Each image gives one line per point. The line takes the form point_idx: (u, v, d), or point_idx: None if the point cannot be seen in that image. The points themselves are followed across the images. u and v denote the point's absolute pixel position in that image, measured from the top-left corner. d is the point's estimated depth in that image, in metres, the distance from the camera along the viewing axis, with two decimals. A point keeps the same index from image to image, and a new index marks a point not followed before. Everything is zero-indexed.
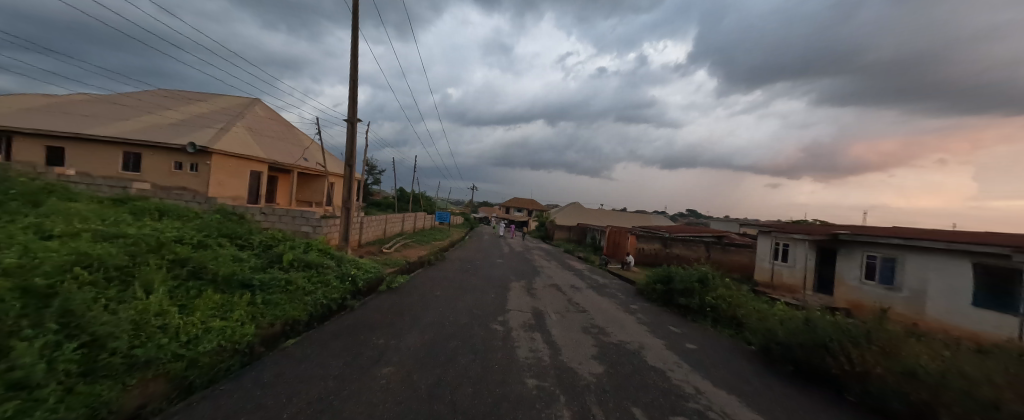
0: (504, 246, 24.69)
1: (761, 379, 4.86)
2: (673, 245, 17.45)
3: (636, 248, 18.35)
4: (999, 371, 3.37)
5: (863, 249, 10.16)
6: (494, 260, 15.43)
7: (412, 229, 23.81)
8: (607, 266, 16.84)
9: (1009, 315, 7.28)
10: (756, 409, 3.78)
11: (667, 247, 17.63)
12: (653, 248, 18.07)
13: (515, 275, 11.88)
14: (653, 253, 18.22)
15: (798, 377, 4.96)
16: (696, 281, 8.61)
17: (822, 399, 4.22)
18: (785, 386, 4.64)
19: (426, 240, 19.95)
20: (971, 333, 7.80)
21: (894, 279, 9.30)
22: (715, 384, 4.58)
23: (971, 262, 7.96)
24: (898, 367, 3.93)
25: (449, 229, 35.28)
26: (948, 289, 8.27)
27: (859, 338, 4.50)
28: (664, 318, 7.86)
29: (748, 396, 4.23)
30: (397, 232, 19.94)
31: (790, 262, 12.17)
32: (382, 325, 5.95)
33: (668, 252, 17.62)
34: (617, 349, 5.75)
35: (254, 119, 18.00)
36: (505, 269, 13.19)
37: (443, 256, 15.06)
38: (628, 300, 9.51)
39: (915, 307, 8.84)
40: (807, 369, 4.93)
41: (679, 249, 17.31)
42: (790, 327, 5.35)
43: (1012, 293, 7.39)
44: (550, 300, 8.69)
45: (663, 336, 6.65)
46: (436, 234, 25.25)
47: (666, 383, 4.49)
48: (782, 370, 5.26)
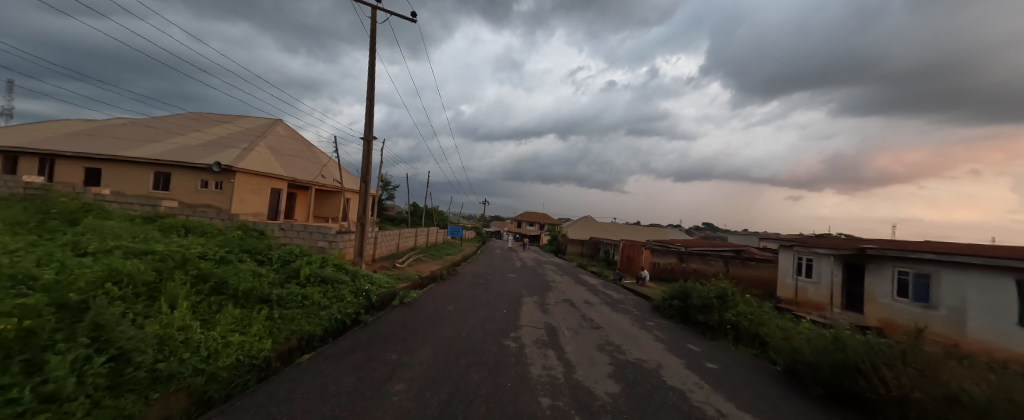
0: (517, 261, 24.57)
1: (791, 403, 4.60)
2: (689, 260, 17.03)
3: (651, 262, 18.02)
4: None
5: (894, 265, 9.67)
6: (507, 275, 15.31)
7: (425, 243, 23.99)
8: (622, 281, 16.48)
9: None
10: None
11: (683, 262, 17.21)
12: (668, 263, 17.69)
13: (527, 289, 11.76)
14: (668, 267, 17.82)
15: (831, 401, 4.68)
16: (715, 298, 8.32)
17: None
18: (814, 409, 4.40)
19: (439, 254, 20.02)
20: (1019, 355, 7.25)
21: (930, 296, 8.80)
22: (740, 406, 4.37)
23: (1014, 279, 7.48)
24: (939, 392, 3.68)
25: (461, 243, 35.52)
26: (990, 307, 7.76)
27: (894, 360, 4.22)
28: (682, 336, 7.59)
29: None
30: (411, 247, 20.11)
31: (815, 278, 11.69)
32: (394, 341, 5.93)
33: (684, 266, 17.22)
34: (634, 368, 5.57)
35: (276, 139, 18.72)
36: (518, 283, 13.07)
37: (455, 271, 15.04)
38: (644, 316, 9.27)
39: (954, 327, 8.31)
40: (840, 393, 4.65)
41: (696, 264, 16.86)
42: (818, 346, 5.10)
43: None
44: (563, 316, 8.53)
45: (682, 355, 6.42)
46: (450, 249, 25.27)
47: (686, 404, 4.31)
48: (811, 393, 4.99)
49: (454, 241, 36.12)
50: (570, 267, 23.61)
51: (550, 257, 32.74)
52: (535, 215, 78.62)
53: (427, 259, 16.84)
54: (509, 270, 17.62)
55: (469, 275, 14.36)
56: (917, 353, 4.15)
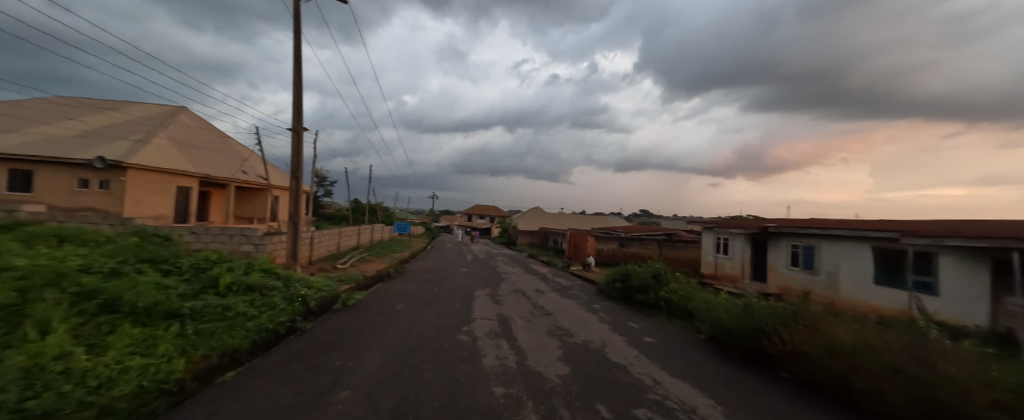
0: (468, 253, 24.42)
1: (712, 365, 5.26)
2: (629, 245, 18.31)
3: (596, 249, 19.07)
4: (889, 336, 3.97)
5: (788, 239, 11.37)
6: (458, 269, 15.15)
7: (370, 241, 22.72)
8: (570, 268, 17.24)
9: (899, 290, 8.56)
10: (713, 399, 4.06)
11: (623, 246, 18.50)
12: (611, 248, 18.86)
13: (479, 282, 11.75)
14: (611, 252, 19.01)
15: (744, 360, 5.42)
16: (651, 277, 9.09)
17: (762, 379, 4.70)
18: (731, 368, 5.09)
19: (384, 252, 19.10)
20: (874, 307, 9.04)
21: (814, 264, 10.54)
22: (673, 374, 4.87)
23: (870, 246, 9.23)
24: (820, 343, 4.47)
25: (408, 239, 34.27)
26: (855, 270, 9.53)
27: (788, 320, 5.03)
28: (625, 315, 8.19)
29: (700, 382, 4.56)
30: (353, 246, 18.92)
31: (730, 255, 13.35)
32: (337, 346, 5.59)
33: (624, 250, 18.52)
34: (581, 349, 5.89)
35: (179, 129, 16.25)
36: (470, 277, 13.00)
37: (404, 268, 14.49)
38: (590, 300, 9.80)
39: (831, 288, 10.08)
40: (750, 353, 5.43)
41: (635, 248, 18.18)
42: (733, 314, 5.87)
43: (901, 271, 8.67)
44: (515, 306, 8.69)
45: (623, 332, 6.96)
46: (397, 246, 24.30)
47: (627, 377, 4.71)
48: (729, 354, 5.76)
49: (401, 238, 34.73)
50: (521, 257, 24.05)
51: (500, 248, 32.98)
52: (483, 207, 78.41)
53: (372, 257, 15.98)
54: (460, 264, 17.44)
55: (418, 272, 13.94)
56: (806, 311, 4.98)
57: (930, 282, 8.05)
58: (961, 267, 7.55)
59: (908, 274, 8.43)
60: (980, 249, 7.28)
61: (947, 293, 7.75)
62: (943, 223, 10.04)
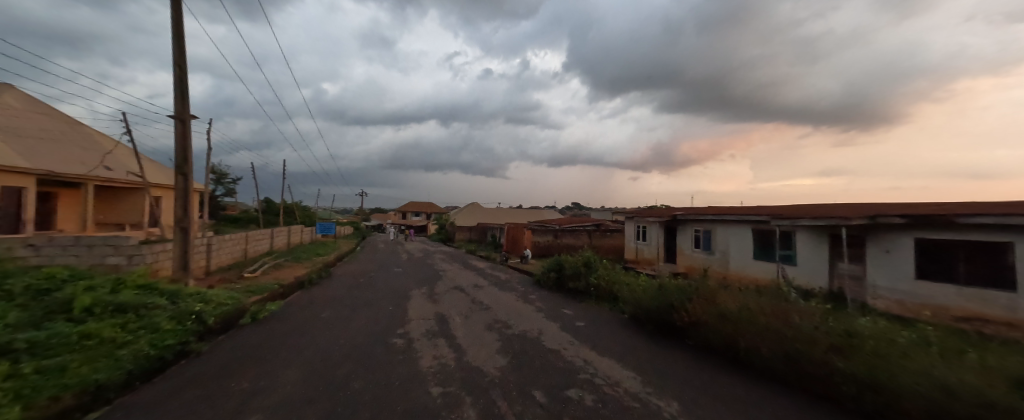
0: (401, 253, 23.20)
1: (634, 341, 5.82)
2: (563, 236, 18.95)
3: (533, 241, 19.22)
4: (764, 301, 4.78)
5: (692, 225, 13.01)
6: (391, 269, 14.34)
7: (286, 244, 20.29)
8: (509, 262, 17.46)
9: (770, 263, 10.41)
10: (634, 371, 4.49)
11: (557, 238, 18.89)
12: (546, 240, 19.10)
13: (414, 282, 11.27)
14: (546, 244, 19.26)
15: (660, 335, 6.08)
16: (583, 265, 9.66)
17: (673, 348, 5.38)
18: (648, 342, 5.73)
19: (304, 256, 17.24)
20: (752, 278, 10.86)
21: (711, 246, 12.24)
22: (602, 353, 5.26)
23: (749, 228, 11.03)
24: (714, 311, 5.25)
25: (333, 240, 31.53)
26: (740, 248, 11.30)
27: (692, 294, 5.79)
28: (559, 303, 8.59)
29: (622, 357, 5.05)
30: (266, 251, 16.74)
31: (647, 241, 14.81)
32: (245, 365, 4.90)
33: (558, 241, 19.24)
34: (518, 340, 6.02)
35: (4, 113, 12.60)
36: (404, 276, 12.40)
37: (330, 273, 13.24)
38: (527, 291, 10.05)
39: (723, 265, 11.82)
40: (663, 326, 6.15)
41: (568, 239, 19.11)
42: (650, 293, 6.56)
43: (771, 247, 10.53)
44: (453, 302, 8.53)
45: (557, 319, 7.30)
46: (320, 248, 22.16)
47: (561, 360, 4.97)
48: (647, 329, 6.45)
49: (326, 239, 31.82)
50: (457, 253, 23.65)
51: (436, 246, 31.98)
52: (415, 204, 75.36)
53: (290, 263, 14.26)
54: (394, 264, 16.56)
55: (346, 275, 12.88)
56: (705, 286, 5.74)
57: (791, 255, 9.93)
58: (812, 241, 9.44)
59: (776, 249, 10.27)
60: (823, 227, 9.19)
61: (802, 263, 9.63)
62: (806, 207, 12.32)
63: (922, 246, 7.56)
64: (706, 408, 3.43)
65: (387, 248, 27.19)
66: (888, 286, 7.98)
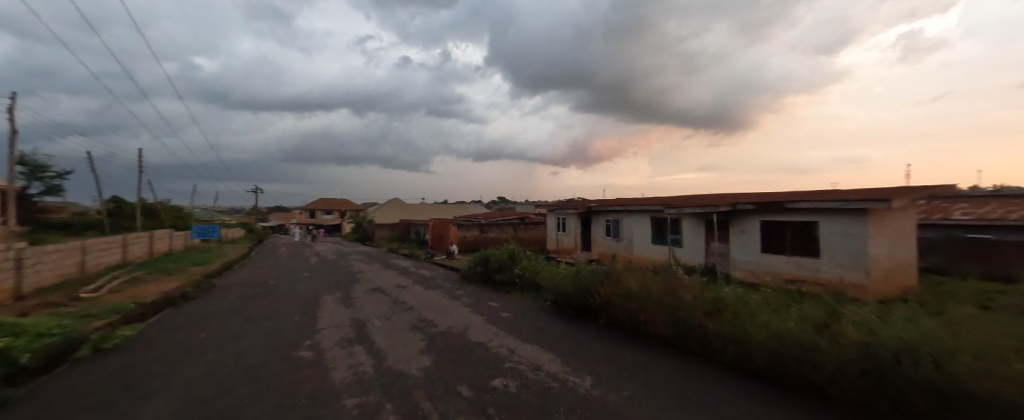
0: (308, 256, 20.69)
1: (554, 325, 6.11)
2: (489, 230, 19.01)
3: (458, 237, 18.83)
4: (660, 277, 5.40)
5: (603, 215, 14.14)
6: (296, 275, 12.70)
7: (150, 253, 16.55)
8: (434, 258, 16.79)
9: (662, 247, 11.94)
10: (555, 353, 4.71)
11: (484, 232, 18.97)
12: (473, 235, 18.94)
13: (325, 287, 10.13)
14: (472, 239, 19.15)
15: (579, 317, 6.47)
16: (507, 257, 9.77)
17: (591, 329, 5.77)
18: (568, 325, 6.04)
19: (177, 266, 14.25)
20: (649, 260, 12.33)
21: (619, 233, 13.51)
22: (526, 340, 5.39)
23: (646, 216, 12.45)
24: (622, 291, 5.75)
25: (218, 245, 26.80)
26: (641, 235, 12.69)
27: (603, 277, 6.23)
28: (485, 296, 8.56)
29: (544, 341, 5.24)
30: (120, 262, 13.39)
31: (566, 231, 15.69)
32: (82, 405, 3.77)
33: (485, 236, 19.08)
34: (444, 337, 5.82)
35: None
36: (313, 282, 11.08)
37: (216, 284, 11.11)
38: (453, 287, 9.80)
39: (627, 249, 13.17)
40: (581, 309, 6.54)
41: (493, 232, 19.21)
42: (569, 280, 6.90)
43: (662, 232, 12.05)
44: (372, 305, 7.87)
45: (483, 312, 7.26)
46: (200, 256, 18.62)
47: (487, 353, 4.93)
48: (567, 314, 6.80)
49: (208, 244, 26.90)
50: (376, 253, 21.97)
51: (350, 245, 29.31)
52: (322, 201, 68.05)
53: (157, 275, 11.55)
54: (299, 268, 14.71)
55: (236, 285, 10.99)
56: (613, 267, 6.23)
57: (679, 239, 11.50)
58: (694, 226, 11.03)
59: (668, 234, 11.79)
60: (698, 214, 10.83)
61: (685, 245, 11.23)
62: (694, 197, 14.30)
63: (763, 226, 9.48)
64: (618, 379, 3.80)
65: (290, 251, 24.01)
66: (743, 259, 9.85)
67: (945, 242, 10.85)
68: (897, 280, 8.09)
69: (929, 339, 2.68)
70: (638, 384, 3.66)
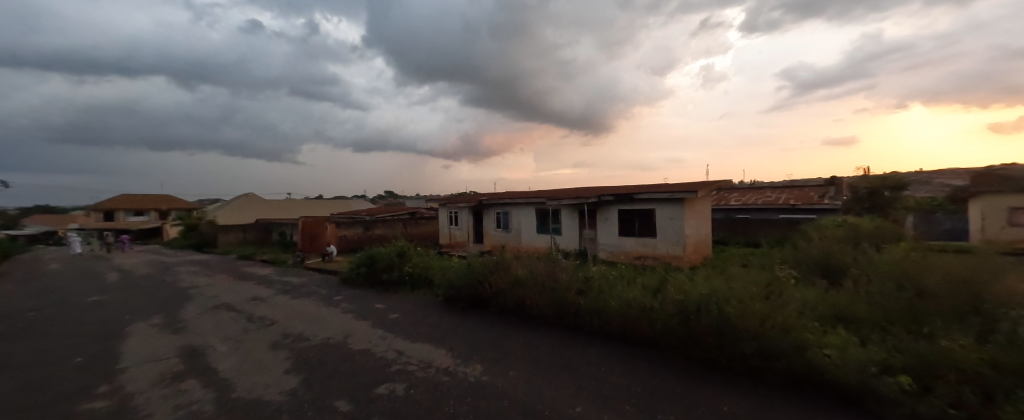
0: (109, 271, 15.47)
1: (445, 320, 5.95)
2: (374, 227, 17.43)
3: (338, 235, 16.04)
4: (543, 261, 5.72)
5: (494, 208, 14.47)
6: (92, 299, 9.43)
7: None
8: (305, 262, 14.52)
9: (545, 235, 12.90)
10: (445, 348, 4.59)
11: (369, 230, 17.27)
12: (355, 233, 16.71)
13: (143, 310, 7.79)
14: (356, 238, 16.81)
15: (469, 309, 6.41)
16: (396, 255, 9.07)
17: (482, 319, 5.79)
18: (460, 319, 5.95)
19: None
20: (534, 247, 13.20)
21: (508, 225, 14.05)
22: (415, 340, 5.11)
23: (531, 207, 13.21)
24: (510, 278, 5.88)
25: None
26: (527, 225, 13.45)
27: (492, 266, 6.23)
28: (369, 299, 7.83)
29: (434, 339, 5.05)
30: None
31: (459, 225, 15.57)
32: None
33: (371, 234, 17.41)
34: (319, 351, 5.05)
35: None
36: (123, 305, 8.40)
37: None
38: (330, 293, 8.70)
39: (516, 239, 13.82)
40: (472, 300, 6.48)
41: (380, 229, 17.74)
42: (459, 272, 6.74)
43: (545, 222, 12.98)
44: (216, 327, 6.36)
45: (366, 318, 6.62)
46: None
47: (373, 360, 4.48)
48: (458, 307, 6.66)
49: None
50: (220, 260, 17.80)
51: (178, 253, 22.96)
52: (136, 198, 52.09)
53: None
54: (97, 289, 10.97)
55: None
56: (501, 256, 6.32)
57: (559, 228, 12.56)
58: (570, 215, 12.16)
59: (550, 223, 12.76)
60: (573, 205, 12.03)
61: (564, 233, 12.37)
62: (571, 190, 15.85)
63: (621, 214, 11.14)
64: (505, 362, 3.94)
65: (78, 266, 17.63)
66: (607, 242, 11.42)
67: (729, 220, 14.42)
68: (702, 250, 10.56)
69: (719, 293, 3.57)
70: (522, 364, 3.86)
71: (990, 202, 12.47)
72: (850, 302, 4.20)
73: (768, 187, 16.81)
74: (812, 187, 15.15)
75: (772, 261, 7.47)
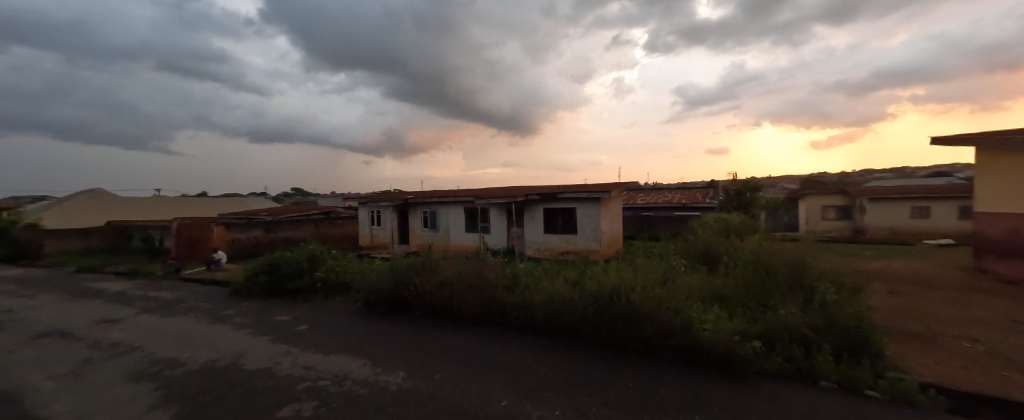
0: None
1: (364, 329, 5.59)
2: (278, 230, 15.58)
3: (230, 240, 13.96)
4: (468, 261, 5.73)
5: (420, 207, 14.06)
6: None
7: None
8: (184, 270, 12.36)
9: (472, 234, 12.93)
10: (366, 358, 4.33)
11: (272, 232, 15.39)
12: (253, 237, 14.75)
13: None
14: (254, 242, 14.85)
15: (391, 314, 6.12)
16: (305, 260, 8.24)
17: (405, 324, 5.59)
18: (381, 325, 5.64)
19: None
20: (462, 247, 13.15)
21: (436, 224, 13.75)
22: (329, 352, 4.68)
23: (460, 206, 13.12)
24: (435, 280, 5.78)
25: None
26: (455, 224, 13.32)
27: (417, 269, 6.03)
28: (270, 312, 6.99)
29: (351, 349, 4.71)
30: None
31: (382, 226, 14.73)
32: None
33: (274, 237, 15.42)
34: (201, 374, 4.15)
35: None
36: None
37: None
38: (218, 308, 7.55)
39: (444, 239, 13.59)
40: (395, 304, 6.21)
41: (285, 232, 15.92)
42: (381, 276, 6.41)
43: (475, 221, 12.98)
44: (46, 356, 4.98)
45: (267, 332, 5.87)
46: None
47: (272, 378, 3.94)
48: (379, 312, 6.30)
49: None
50: (55, 273, 13.99)
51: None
52: None
53: None
54: None
55: None
56: (425, 258, 6.14)
57: (487, 226, 12.66)
58: (499, 214, 12.36)
59: (478, 222, 12.83)
60: (502, 204, 12.26)
61: (493, 231, 12.50)
62: (495, 189, 16.10)
63: (546, 212, 11.69)
64: (430, 366, 3.88)
65: None
66: (533, 240, 11.88)
67: (635, 217, 16.07)
68: (615, 245, 11.62)
69: (627, 284, 3.99)
70: (448, 365, 3.84)
71: (812, 201, 17.28)
72: (725, 284, 5.04)
73: (669, 188, 19.10)
74: (699, 188, 17.70)
75: (668, 252, 8.54)
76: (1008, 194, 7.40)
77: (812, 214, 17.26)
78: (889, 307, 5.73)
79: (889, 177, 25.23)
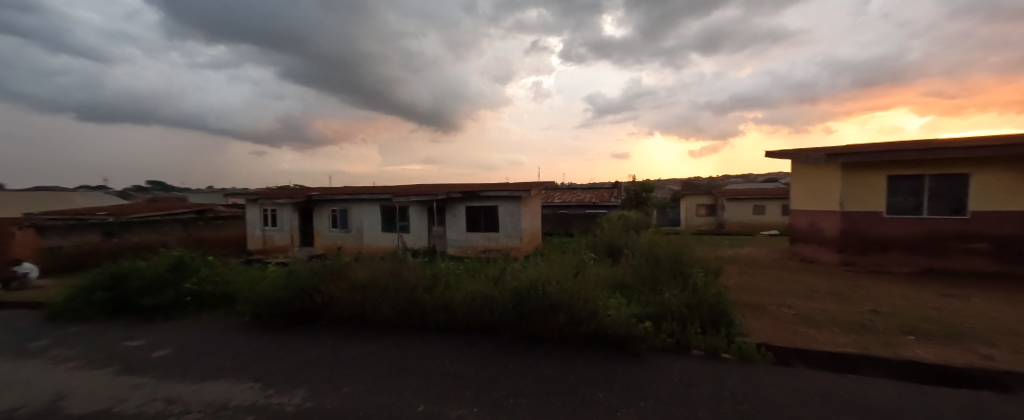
0: None
1: (255, 344, 4.75)
2: (128, 233, 12.51)
3: (49, 247, 10.63)
4: (385, 264, 5.41)
5: (328, 205, 12.92)
6: None
7: None
8: None
9: (390, 234, 12.32)
10: (254, 378, 3.64)
11: (117, 237, 12.25)
12: (87, 243, 11.54)
13: None
14: (87, 248, 11.58)
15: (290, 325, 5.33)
16: (167, 269, 6.55)
17: (307, 334, 4.94)
18: (274, 339, 4.83)
19: None
20: (378, 247, 12.44)
21: (347, 224, 12.77)
22: (200, 377, 3.73)
23: (376, 204, 12.38)
24: (345, 285, 5.30)
25: None
26: (370, 223, 12.52)
27: (323, 275, 5.39)
28: (111, 335, 5.35)
29: (233, 369, 3.89)
30: None
31: (279, 226, 13.19)
32: None
33: (118, 243, 12.24)
34: None
35: None
36: None
37: None
38: (19, 338, 5.49)
39: (357, 240, 12.69)
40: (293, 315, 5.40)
41: (138, 235, 12.85)
42: (276, 284, 5.52)
43: (392, 220, 12.37)
44: None
45: (106, 360, 4.35)
46: None
47: None
48: (272, 324, 5.41)
49: None
50: None
51: None
52: None
53: None
54: None
55: None
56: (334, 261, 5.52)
57: (406, 225, 12.19)
58: (419, 212, 12.01)
59: (397, 221, 12.26)
60: (423, 201, 11.91)
61: (413, 230, 12.08)
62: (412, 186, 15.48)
63: (469, 211, 11.67)
64: (337, 379, 3.55)
65: None
66: (456, 239, 11.76)
67: (551, 214, 16.91)
68: (534, 241, 12.13)
69: (543, 278, 4.22)
70: (361, 378, 3.54)
71: (690, 200, 20.44)
72: (626, 273, 5.67)
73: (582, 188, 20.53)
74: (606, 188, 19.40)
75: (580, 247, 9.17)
76: (807, 198, 9.51)
77: (689, 211, 20.40)
78: (742, 284, 7.05)
79: (741, 181, 31.03)
